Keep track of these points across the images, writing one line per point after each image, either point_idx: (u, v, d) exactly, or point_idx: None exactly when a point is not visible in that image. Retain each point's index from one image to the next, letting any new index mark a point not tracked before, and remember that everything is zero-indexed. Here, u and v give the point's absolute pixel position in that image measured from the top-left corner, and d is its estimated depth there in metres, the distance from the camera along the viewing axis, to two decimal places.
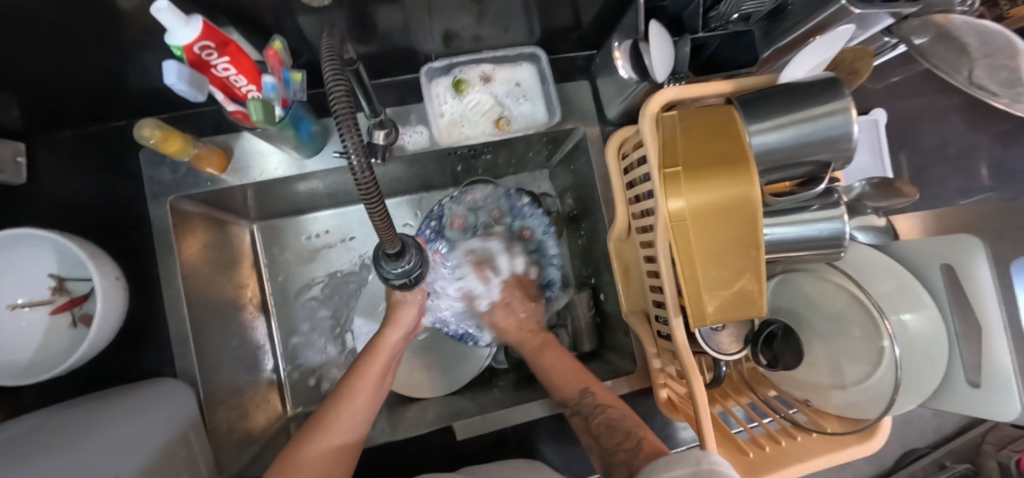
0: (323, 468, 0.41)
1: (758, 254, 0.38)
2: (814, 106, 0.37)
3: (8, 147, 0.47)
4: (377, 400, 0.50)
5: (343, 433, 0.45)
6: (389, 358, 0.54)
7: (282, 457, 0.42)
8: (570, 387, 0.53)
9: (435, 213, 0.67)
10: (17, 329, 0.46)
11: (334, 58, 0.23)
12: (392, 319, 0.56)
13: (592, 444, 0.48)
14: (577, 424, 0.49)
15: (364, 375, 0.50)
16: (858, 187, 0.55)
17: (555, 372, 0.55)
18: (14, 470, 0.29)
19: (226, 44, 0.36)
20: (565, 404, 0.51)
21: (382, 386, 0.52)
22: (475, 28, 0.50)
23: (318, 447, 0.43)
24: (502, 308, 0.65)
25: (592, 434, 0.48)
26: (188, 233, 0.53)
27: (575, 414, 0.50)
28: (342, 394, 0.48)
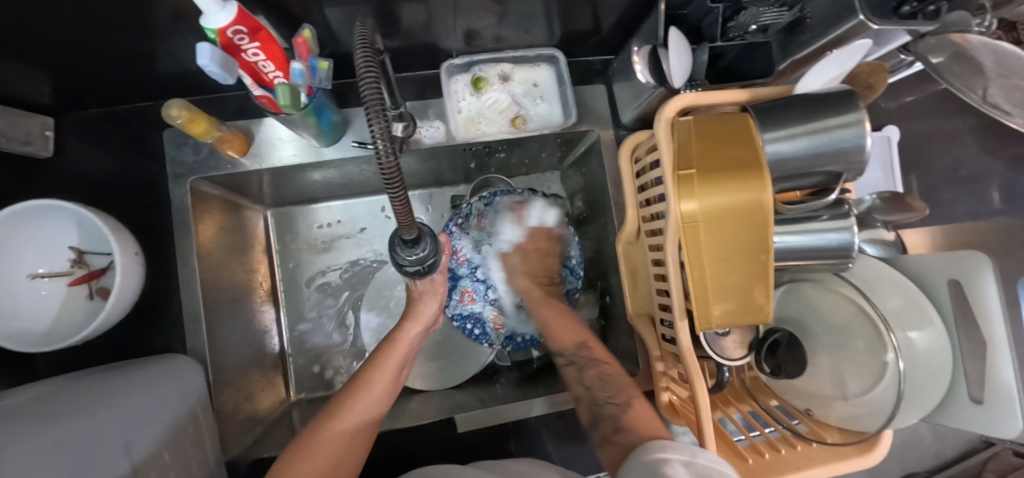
0: (336, 453, 0.43)
1: (767, 259, 0.38)
2: (828, 117, 0.38)
3: (36, 120, 0.48)
4: (390, 392, 0.50)
5: (359, 423, 0.45)
6: (409, 350, 0.54)
7: (296, 444, 0.43)
8: (564, 339, 0.58)
9: (461, 209, 0.65)
10: (34, 297, 0.47)
11: (365, 43, 0.24)
12: (413, 312, 0.54)
13: (582, 394, 0.52)
14: (569, 372, 0.55)
15: (380, 371, 0.49)
16: (868, 201, 0.55)
17: (553, 321, 0.61)
18: (34, 431, 0.30)
19: (258, 30, 0.37)
20: (561, 353, 0.58)
21: (398, 377, 0.52)
22: (496, 28, 0.51)
23: (332, 438, 0.43)
24: (520, 253, 0.67)
25: (584, 385, 0.53)
26: (205, 214, 0.55)
27: (569, 362, 0.56)
28: (360, 383, 0.48)
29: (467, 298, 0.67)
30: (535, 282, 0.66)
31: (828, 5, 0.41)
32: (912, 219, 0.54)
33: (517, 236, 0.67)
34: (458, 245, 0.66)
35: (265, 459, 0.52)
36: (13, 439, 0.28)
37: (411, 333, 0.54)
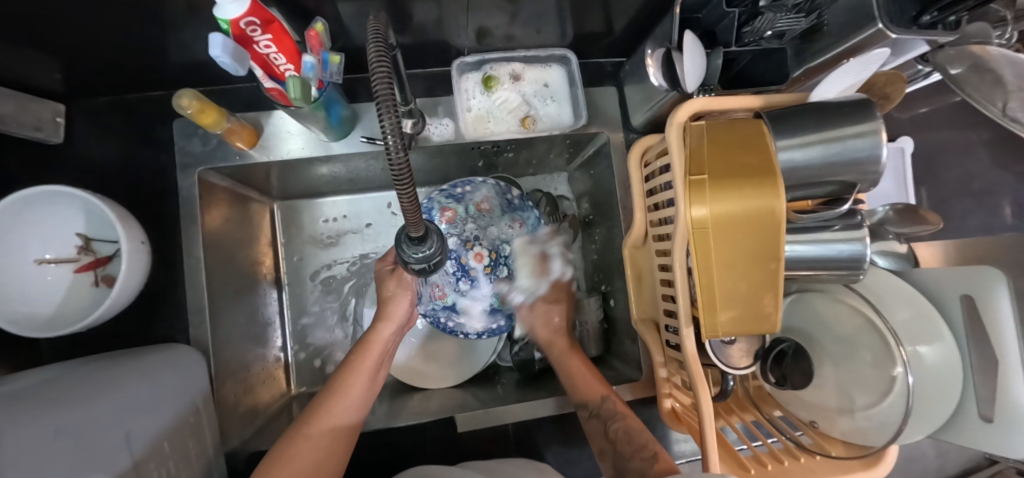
0: (318, 456, 0.43)
1: (776, 267, 0.38)
2: (843, 125, 0.38)
3: (47, 107, 0.48)
4: (367, 397, 0.50)
5: (338, 427, 0.46)
6: (384, 352, 0.54)
7: (271, 459, 0.42)
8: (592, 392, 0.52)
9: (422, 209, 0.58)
10: (39, 283, 0.47)
11: (379, 35, 0.24)
12: (384, 312, 0.55)
13: (605, 446, 0.49)
14: (594, 427, 0.50)
15: (355, 376, 0.50)
16: (880, 213, 0.55)
17: (579, 371, 0.56)
18: (33, 418, 0.30)
19: (270, 22, 0.37)
20: (583, 406, 0.51)
21: (374, 380, 0.51)
22: (508, 26, 0.50)
23: (309, 444, 0.43)
24: (539, 305, 0.63)
25: (608, 438, 0.48)
26: (212, 205, 0.55)
27: (592, 416, 0.50)
28: (336, 389, 0.48)
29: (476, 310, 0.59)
30: (552, 329, 0.62)
31: (846, 13, 0.41)
32: (924, 232, 0.53)
33: (538, 287, 0.64)
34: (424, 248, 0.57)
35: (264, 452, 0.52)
36: (12, 424, 0.28)
37: (386, 336, 0.55)
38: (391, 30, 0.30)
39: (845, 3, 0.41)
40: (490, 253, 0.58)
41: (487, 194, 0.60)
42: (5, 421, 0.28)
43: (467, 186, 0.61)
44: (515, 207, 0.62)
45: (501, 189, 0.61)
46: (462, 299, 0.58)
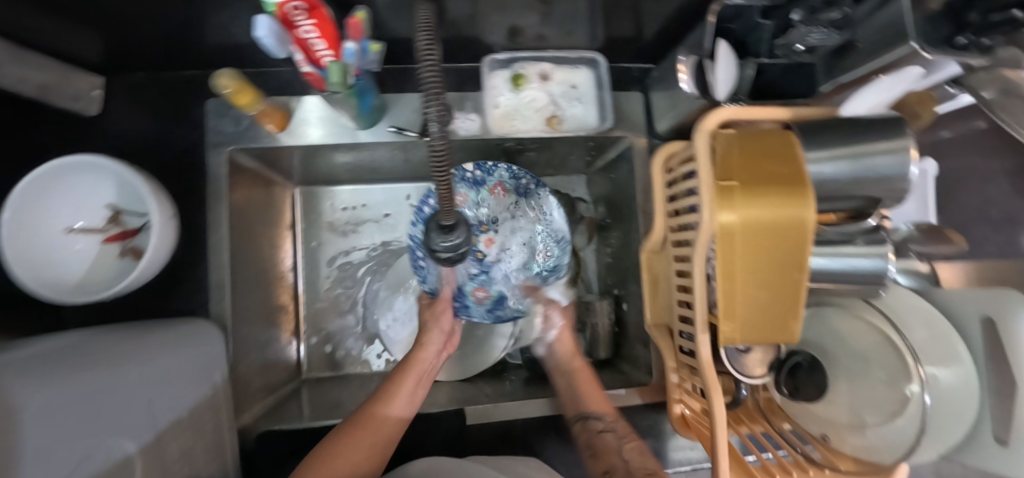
0: (364, 454, 0.44)
1: (800, 277, 0.38)
2: (872, 142, 0.38)
3: (85, 80, 0.51)
4: (410, 411, 0.50)
5: (385, 424, 0.47)
6: (424, 374, 0.54)
7: (315, 453, 0.43)
8: (600, 407, 0.53)
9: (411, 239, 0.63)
10: (68, 251, 0.48)
11: (427, 19, 0.23)
12: (422, 337, 0.57)
13: (615, 464, 0.47)
14: (606, 441, 0.50)
15: (401, 385, 0.51)
16: (904, 230, 0.54)
17: (586, 385, 0.55)
18: (60, 380, 0.30)
19: (315, 7, 0.39)
20: (599, 417, 0.51)
21: (415, 397, 0.51)
22: (540, 27, 0.51)
23: (354, 443, 0.44)
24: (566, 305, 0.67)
25: (623, 458, 0.47)
26: (239, 186, 0.56)
27: (608, 430, 0.51)
28: (381, 398, 0.49)
29: (525, 284, 0.67)
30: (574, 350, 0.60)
31: (879, 31, 0.41)
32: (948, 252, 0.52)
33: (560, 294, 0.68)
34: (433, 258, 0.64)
35: (273, 432, 0.53)
36: (43, 383, 0.29)
37: (427, 358, 0.55)
38: None
39: (879, 21, 0.41)
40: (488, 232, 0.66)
41: (496, 183, 0.64)
42: (38, 380, 0.28)
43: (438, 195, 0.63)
44: (483, 175, 0.64)
45: (465, 175, 0.62)
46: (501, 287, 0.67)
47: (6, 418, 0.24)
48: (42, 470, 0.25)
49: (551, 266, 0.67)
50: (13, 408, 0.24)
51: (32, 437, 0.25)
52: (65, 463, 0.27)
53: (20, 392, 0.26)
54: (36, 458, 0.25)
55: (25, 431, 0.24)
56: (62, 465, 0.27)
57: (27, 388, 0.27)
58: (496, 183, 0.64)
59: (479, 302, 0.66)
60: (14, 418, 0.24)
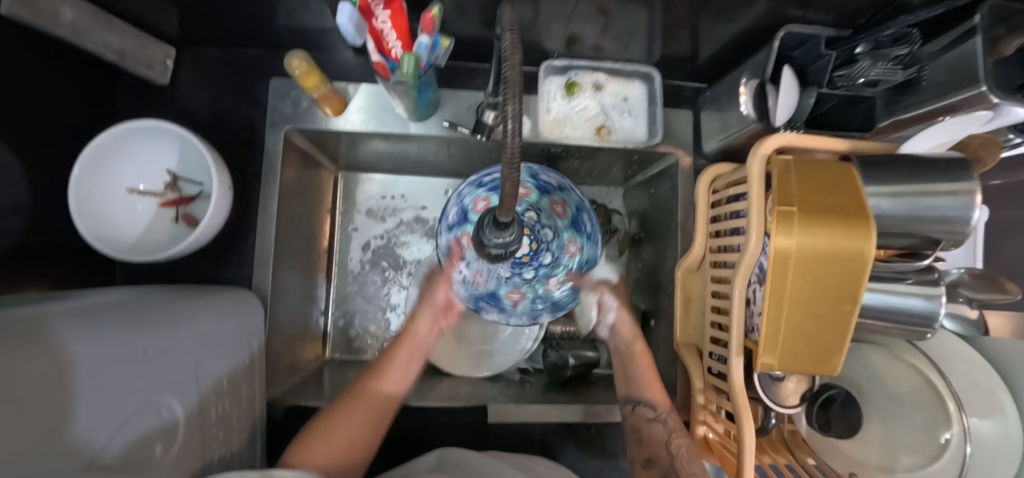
0: (361, 425, 0.45)
1: (851, 310, 0.38)
2: (935, 182, 0.38)
3: (159, 50, 0.54)
4: (404, 381, 0.52)
5: (374, 400, 0.48)
6: (417, 347, 0.56)
7: (317, 421, 0.45)
8: (655, 396, 0.54)
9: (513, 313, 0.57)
10: (131, 212, 0.51)
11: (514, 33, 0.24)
12: (412, 324, 0.57)
13: (662, 456, 0.48)
14: (653, 433, 0.51)
15: (395, 360, 0.53)
16: (954, 273, 0.51)
17: (644, 370, 0.57)
18: (119, 335, 0.31)
19: (392, 1, 0.40)
20: (653, 407, 0.53)
21: (410, 369, 0.54)
22: (598, 38, 0.52)
23: (348, 415, 0.45)
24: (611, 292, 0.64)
25: (669, 449, 0.49)
26: (291, 164, 0.57)
27: (657, 419, 0.52)
28: (375, 370, 0.51)
29: (576, 248, 0.57)
30: (632, 332, 0.61)
31: (949, 73, 0.41)
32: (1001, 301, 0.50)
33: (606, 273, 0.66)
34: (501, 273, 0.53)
35: (299, 407, 0.55)
36: (106, 337, 0.30)
37: (421, 332, 0.57)
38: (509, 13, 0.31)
39: (948, 62, 0.41)
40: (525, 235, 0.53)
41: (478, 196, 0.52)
42: (100, 332, 0.29)
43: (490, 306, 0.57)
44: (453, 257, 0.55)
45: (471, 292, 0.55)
46: (540, 285, 0.56)
47: (59, 370, 0.25)
48: (81, 421, 0.26)
49: (574, 211, 0.56)
50: (66, 360, 0.25)
51: (81, 388, 0.26)
52: (109, 414, 0.28)
53: (76, 341, 0.27)
54: (76, 408, 0.25)
55: (71, 383, 0.25)
56: (103, 416, 0.28)
57: (86, 338, 0.28)
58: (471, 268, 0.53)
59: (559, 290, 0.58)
60: (65, 370, 0.25)
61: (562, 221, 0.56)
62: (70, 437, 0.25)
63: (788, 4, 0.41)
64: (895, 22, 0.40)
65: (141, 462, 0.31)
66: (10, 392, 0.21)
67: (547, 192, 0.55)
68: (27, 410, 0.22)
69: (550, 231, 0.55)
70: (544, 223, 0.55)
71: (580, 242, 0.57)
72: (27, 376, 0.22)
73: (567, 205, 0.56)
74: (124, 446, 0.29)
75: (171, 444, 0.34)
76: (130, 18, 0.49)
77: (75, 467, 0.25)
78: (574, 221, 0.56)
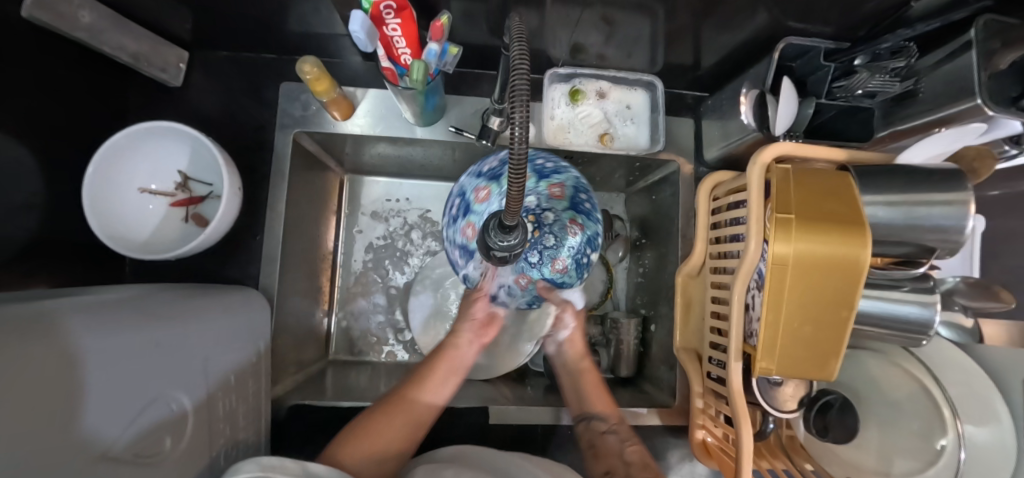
0: (403, 431, 0.47)
1: (848, 315, 0.38)
2: (931, 192, 0.39)
3: (173, 53, 0.55)
4: (443, 395, 0.52)
5: (416, 409, 0.49)
6: (459, 361, 0.55)
7: (354, 427, 0.46)
8: (603, 409, 0.54)
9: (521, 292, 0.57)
10: (142, 210, 0.52)
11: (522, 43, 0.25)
12: (454, 336, 0.56)
13: (617, 466, 0.49)
14: (608, 443, 0.52)
15: (435, 372, 0.53)
16: (950, 281, 0.52)
17: (588, 387, 0.57)
18: (129, 331, 0.32)
19: (403, 8, 0.41)
20: (603, 418, 0.54)
21: (450, 383, 0.53)
22: (602, 46, 0.53)
23: (390, 423, 0.47)
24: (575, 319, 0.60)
25: (623, 460, 0.49)
26: (299, 166, 0.58)
27: (609, 431, 0.53)
28: (417, 379, 0.52)
29: (580, 228, 0.52)
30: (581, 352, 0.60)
31: (944, 85, 0.42)
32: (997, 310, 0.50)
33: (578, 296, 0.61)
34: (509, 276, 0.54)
35: (302, 406, 0.56)
36: (117, 332, 0.30)
37: (463, 348, 0.56)
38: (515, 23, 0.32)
39: (943, 75, 0.42)
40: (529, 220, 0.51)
41: (478, 186, 0.51)
42: (112, 327, 0.30)
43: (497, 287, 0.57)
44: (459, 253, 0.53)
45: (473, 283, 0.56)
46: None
47: (64, 361, 0.25)
48: (91, 413, 0.26)
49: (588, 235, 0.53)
50: (74, 352, 0.26)
51: (89, 379, 0.27)
52: (119, 406, 0.29)
53: (88, 336, 0.28)
54: (87, 400, 0.26)
55: (82, 376, 0.26)
56: (113, 409, 0.28)
57: (98, 333, 0.29)
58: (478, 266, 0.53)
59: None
60: (76, 364, 0.26)
61: (562, 202, 0.52)
62: (80, 428, 0.25)
63: (788, 16, 0.42)
64: (892, 35, 0.41)
65: (152, 454, 0.31)
66: (19, 381, 0.22)
67: (579, 209, 0.52)
68: (35, 399, 0.22)
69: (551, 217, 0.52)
70: (545, 208, 0.52)
71: (570, 263, 0.54)
72: (40, 369, 0.23)
73: (582, 230, 0.52)
74: (136, 438, 0.30)
75: (179, 439, 0.35)
76: (146, 22, 0.50)
77: (85, 456, 0.25)
78: (586, 242, 0.53)
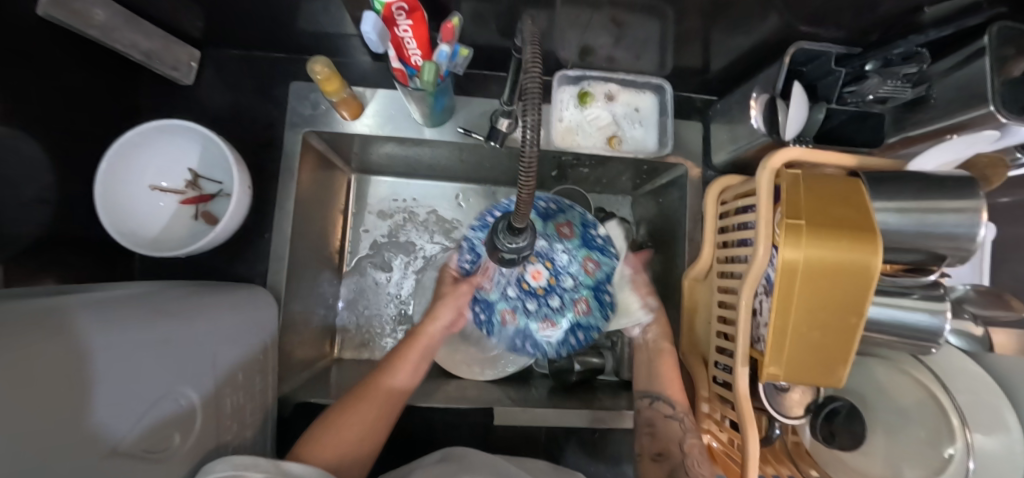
0: (369, 422, 0.46)
1: (857, 323, 0.38)
2: (942, 199, 0.39)
3: (184, 51, 0.56)
4: (407, 389, 0.51)
5: (382, 401, 0.48)
6: (429, 347, 0.55)
7: (326, 420, 0.46)
8: (675, 394, 0.55)
9: (569, 341, 0.65)
10: (152, 207, 0.53)
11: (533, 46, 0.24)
12: (432, 310, 0.56)
13: (674, 450, 0.50)
14: (670, 427, 0.52)
15: (407, 355, 0.52)
16: (960, 289, 0.53)
17: (667, 367, 0.57)
18: (139, 327, 0.32)
19: (415, 9, 0.40)
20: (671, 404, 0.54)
21: (416, 373, 0.53)
22: (611, 49, 0.52)
23: (358, 414, 0.46)
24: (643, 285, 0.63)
25: (681, 447, 0.50)
26: (308, 165, 0.59)
27: (673, 416, 0.53)
28: (383, 371, 0.50)
29: (594, 265, 0.63)
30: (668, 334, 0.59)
31: (956, 91, 0.42)
32: (1006, 319, 0.50)
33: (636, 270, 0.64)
34: (538, 309, 0.63)
35: (308, 403, 0.56)
36: (127, 329, 0.31)
37: (436, 327, 0.56)
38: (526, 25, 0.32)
39: (956, 81, 0.42)
40: (547, 266, 0.62)
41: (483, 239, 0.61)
42: (122, 324, 0.30)
43: (529, 341, 0.65)
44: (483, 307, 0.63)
45: (520, 345, 0.65)
46: (534, 320, 0.63)
47: (72, 357, 0.25)
48: (101, 408, 0.26)
49: (603, 274, 0.63)
50: (84, 348, 0.26)
51: (98, 375, 0.27)
52: (129, 401, 0.29)
53: (99, 333, 0.28)
54: (97, 395, 0.26)
55: (91, 373, 0.26)
56: (123, 404, 0.28)
57: (108, 330, 0.29)
58: (510, 313, 0.63)
59: (550, 337, 0.64)
60: (85, 360, 0.26)
61: (574, 241, 0.63)
62: (90, 424, 0.26)
63: (798, 20, 0.42)
64: (905, 40, 0.42)
65: (159, 450, 0.31)
66: (26, 377, 0.22)
67: (589, 245, 0.63)
68: (45, 395, 0.23)
69: (568, 257, 0.63)
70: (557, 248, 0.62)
71: (601, 273, 0.63)
72: (50, 366, 0.23)
73: (598, 265, 0.63)
74: (145, 433, 0.30)
75: (187, 435, 0.35)
76: (157, 20, 0.50)
77: (95, 451, 0.26)
78: (600, 282, 0.63)
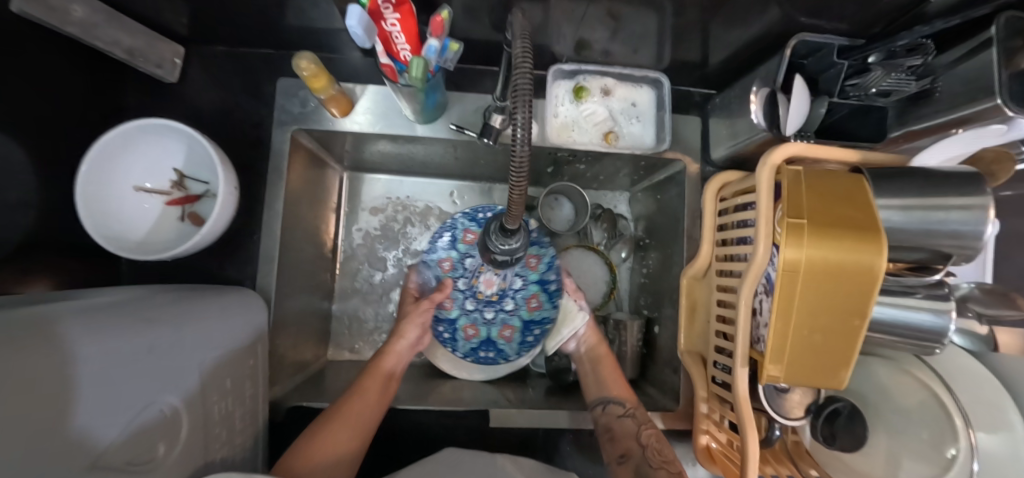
0: (352, 434, 0.46)
1: (859, 325, 0.37)
2: (950, 196, 0.37)
3: (168, 48, 0.54)
4: (384, 399, 0.51)
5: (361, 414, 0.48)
6: (396, 363, 0.56)
7: (301, 444, 0.44)
8: (622, 393, 0.57)
9: (529, 342, 0.67)
10: (137, 209, 0.51)
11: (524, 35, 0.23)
12: (399, 329, 0.59)
13: (635, 448, 0.51)
14: (625, 426, 0.54)
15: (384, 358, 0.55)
16: (965, 287, 0.52)
17: (608, 370, 0.61)
18: (120, 334, 0.31)
19: (402, 3, 0.40)
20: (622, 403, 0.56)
21: (388, 388, 0.53)
22: (607, 43, 0.51)
23: (336, 431, 0.46)
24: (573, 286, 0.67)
25: (640, 442, 0.51)
26: (298, 164, 0.57)
27: (627, 415, 0.55)
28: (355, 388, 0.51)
29: (536, 261, 0.67)
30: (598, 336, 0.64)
31: (963, 84, 0.40)
32: (1013, 316, 0.49)
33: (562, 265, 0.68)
34: (495, 315, 0.68)
35: (301, 408, 0.55)
36: (108, 336, 0.29)
37: (404, 343, 0.58)
38: (516, 16, 0.31)
39: (963, 73, 0.40)
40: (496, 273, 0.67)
41: (469, 228, 0.67)
42: (102, 330, 0.29)
43: (490, 350, 0.67)
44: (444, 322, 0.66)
45: (484, 355, 0.66)
46: (492, 328, 0.67)
47: (52, 363, 0.24)
48: (82, 413, 0.25)
49: (547, 265, 0.67)
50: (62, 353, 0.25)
51: (79, 383, 0.26)
52: (112, 408, 0.28)
53: (77, 338, 0.27)
54: (77, 401, 0.25)
55: (70, 381, 0.25)
56: (106, 411, 0.27)
57: (88, 338, 0.28)
58: (469, 324, 0.67)
59: (509, 341, 0.67)
60: (62, 367, 0.25)
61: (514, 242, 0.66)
62: (70, 431, 0.24)
63: (800, 12, 0.41)
64: (908, 32, 0.39)
65: (144, 462, 0.30)
66: (0, 384, 0.21)
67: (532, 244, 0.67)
68: (21, 400, 0.22)
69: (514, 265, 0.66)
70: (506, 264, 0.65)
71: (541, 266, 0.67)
72: (23, 373, 0.22)
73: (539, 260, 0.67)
74: (128, 445, 0.29)
75: (173, 445, 0.34)
76: (139, 16, 0.49)
77: (75, 461, 0.24)
78: (545, 273, 0.67)
